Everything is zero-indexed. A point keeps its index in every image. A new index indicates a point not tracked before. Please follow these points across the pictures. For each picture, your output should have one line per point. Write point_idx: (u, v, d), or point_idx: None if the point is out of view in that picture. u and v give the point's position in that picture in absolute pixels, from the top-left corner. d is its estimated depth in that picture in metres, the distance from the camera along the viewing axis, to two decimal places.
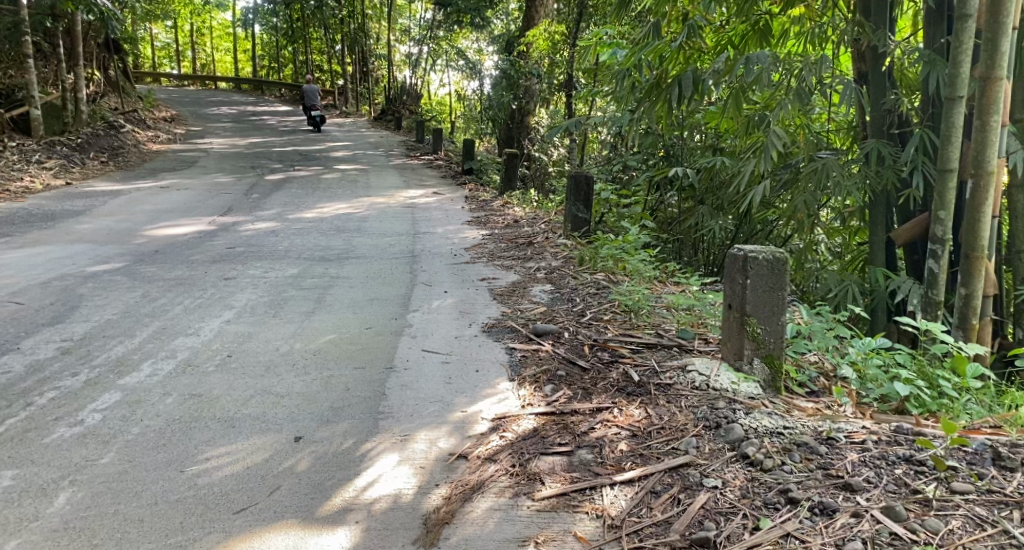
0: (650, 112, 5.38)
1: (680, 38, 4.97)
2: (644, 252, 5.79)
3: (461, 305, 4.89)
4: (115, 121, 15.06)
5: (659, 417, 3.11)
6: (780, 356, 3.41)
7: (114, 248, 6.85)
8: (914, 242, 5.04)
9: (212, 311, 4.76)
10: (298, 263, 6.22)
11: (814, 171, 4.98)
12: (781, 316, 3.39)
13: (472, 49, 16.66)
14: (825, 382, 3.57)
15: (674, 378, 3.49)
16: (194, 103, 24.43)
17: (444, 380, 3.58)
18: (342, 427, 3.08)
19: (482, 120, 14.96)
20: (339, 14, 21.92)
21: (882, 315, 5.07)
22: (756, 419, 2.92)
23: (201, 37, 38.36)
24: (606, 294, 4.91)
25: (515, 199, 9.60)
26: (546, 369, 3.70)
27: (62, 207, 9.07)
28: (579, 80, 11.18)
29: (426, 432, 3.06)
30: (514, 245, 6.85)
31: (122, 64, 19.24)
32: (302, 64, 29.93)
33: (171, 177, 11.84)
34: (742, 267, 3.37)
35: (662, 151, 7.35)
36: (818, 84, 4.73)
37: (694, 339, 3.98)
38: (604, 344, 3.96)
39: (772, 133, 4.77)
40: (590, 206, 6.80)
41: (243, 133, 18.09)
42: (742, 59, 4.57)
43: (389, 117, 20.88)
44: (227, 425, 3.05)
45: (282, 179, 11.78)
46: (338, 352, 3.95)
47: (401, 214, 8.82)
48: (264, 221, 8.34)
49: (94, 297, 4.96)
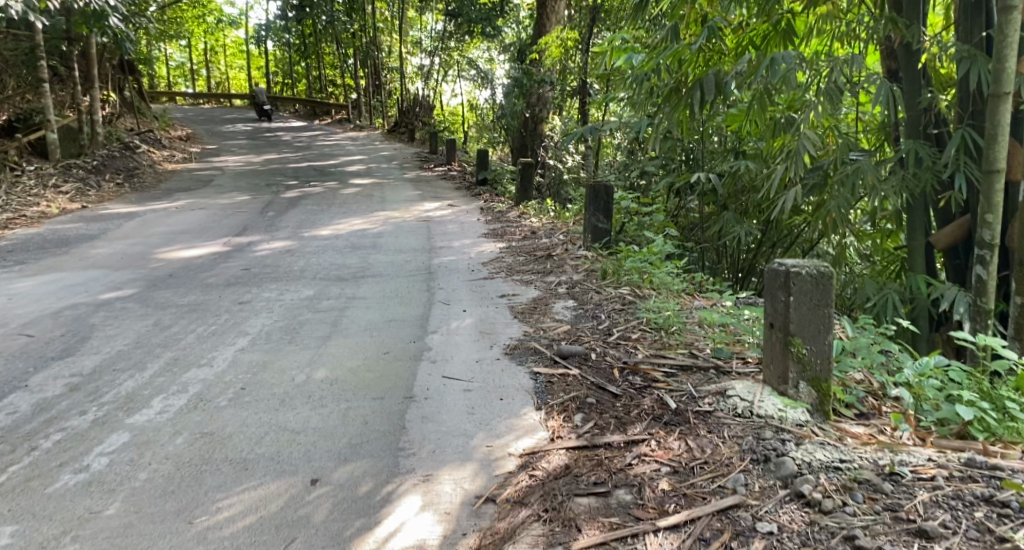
0: (670, 119, 5.16)
1: (700, 40, 4.74)
2: (669, 264, 5.57)
3: (482, 324, 4.69)
4: (129, 142, 15.03)
5: (701, 450, 2.90)
6: (826, 378, 3.18)
7: (127, 273, 6.71)
8: (956, 247, 4.79)
9: (225, 338, 4.58)
10: (313, 284, 6.05)
11: (847, 175, 4.65)
12: (827, 335, 3.16)
13: (482, 58, 16.52)
14: (874, 402, 3.35)
15: (713, 405, 3.26)
16: (209, 121, 24.47)
17: (466, 410, 3.38)
18: (363, 466, 2.89)
19: (495, 128, 14.80)
20: (350, 28, 21.96)
21: (925, 324, 4.80)
22: (809, 451, 2.72)
23: (214, 55, 38.67)
24: (632, 310, 4.69)
25: (532, 209, 9.40)
26: (575, 396, 3.48)
27: (77, 231, 8.97)
28: (593, 87, 10.98)
29: (451, 471, 2.86)
30: (533, 258, 6.64)
31: (137, 85, 19.26)
32: (315, 78, 30.03)
33: (185, 197, 11.75)
34: (784, 283, 3.15)
35: (682, 156, 7.12)
36: (848, 84, 4.48)
37: (731, 358, 3.75)
38: (635, 367, 3.73)
39: (802, 136, 4.50)
40: (610, 216, 6.56)
41: (259, 150, 18.07)
42: (766, 60, 4.34)
43: (402, 129, 20.81)
44: (240, 467, 2.86)
45: (297, 196, 11.66)
46: (356, 381, 3.76)
47: (417, 228, 8.65)
48: (279, 240, 8.20)
49: (104, 327, 4.81)
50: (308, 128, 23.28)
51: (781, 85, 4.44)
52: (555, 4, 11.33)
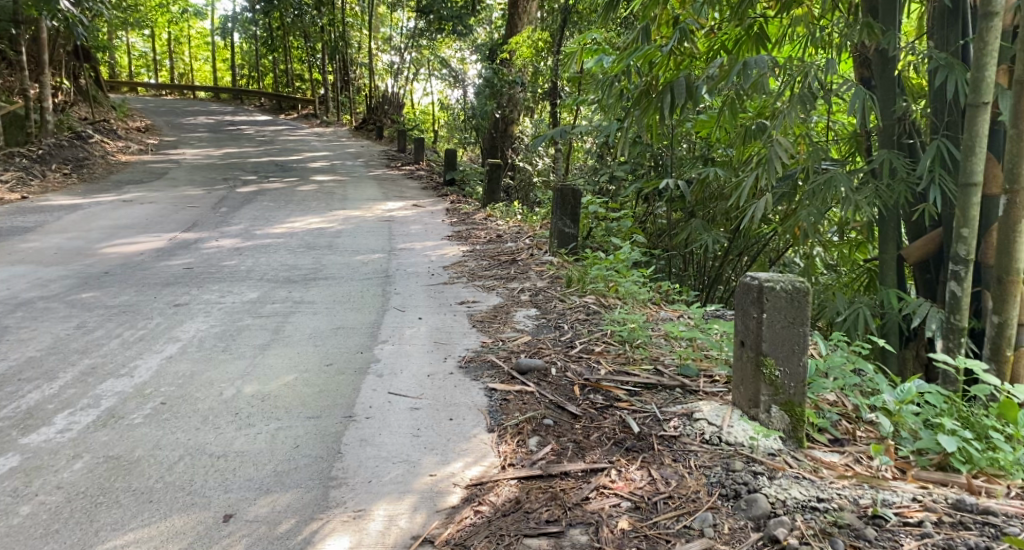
0: (639, 123, 4.90)
1: (671, 42, 4.48)
2: (636, 273, 5.30)
3: (436, 334, 4.37)
4: (81, 131, 14.40)
5: (666, 482, 2.63)
6: (800, 402, 2.94)
7: (59, 270, 6.29)
8: (926, 261, 4.59)
9: (152, 345, 4.22)
10: (259, 286, 5.67)
11: (820, 184, 4.41)
12: (801, 356, 2.93)
13: (452, 57, 16.14)
14: (848, 428, 3.11)
15: (678, 430, 2.99)
16: (169, 112, 23.74)
17: (411, 432, 3.05)
18: (284, 499, 2.56)
19: (465, 128, 14.46)
20: (320, 22, 21.51)
21: (896, 339, 4.57)
22: (783, 487, 2.47)
23: (179, 45, 37.85)
24: (597, 321, 4.42)
25: (499, 210, 9.08)
26: (531, 417, 3.17)
27: (13, 223, 8.48)
28: (564, 89, 10.73)
29: (388, 505, 2.55)
30: (496, 262, 6.34)
31: (93, 73, 18.58)
32: (283, 73, 29.39)
33: (135, 189, 11.24)
34: (757, 298, 2.90)
35: (651, 161, 6.88)
36: (822, 90, 4.23)
37: (698, 376, 3.48)
38: (597, 385, 3.44)
39: (773, 143, 4.25)
40: (577, 220, 6.27)
41: (219, 143, 17.51)
42: (739, 64, 4.08)
43: (370, 126, 20.41)
44: (143, 499, 2.53)
45: (254, 191, 11.23)
46: (291, 397, 3.42)
47: (378, 228, 8.28)
48: (229, 237, 7.79)
49: (19, 332, 4.43)
50: (273, 123, 22.66)
51: (752, 91, 4.19)
52: (527, 4, 11.04)
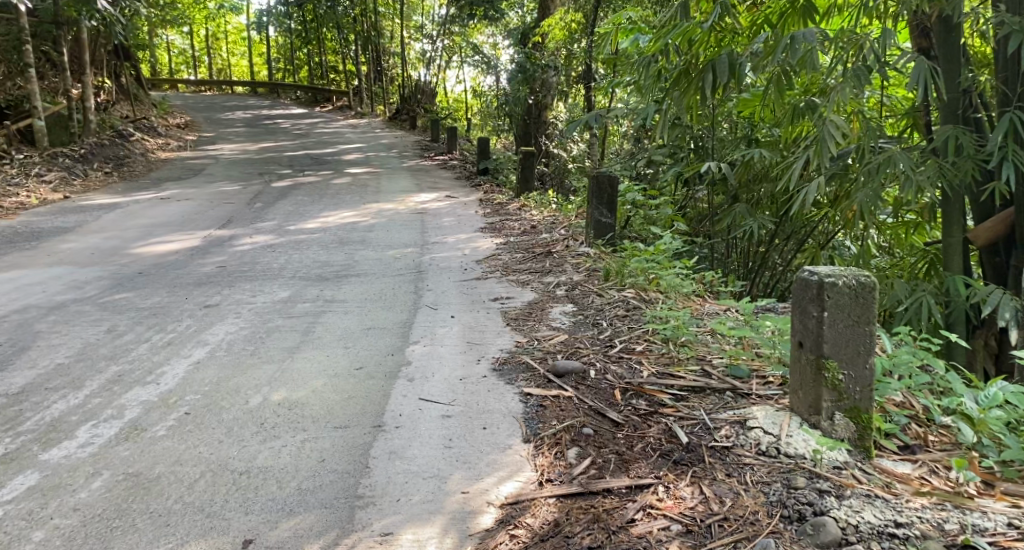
0: (678, 105, 4.61)
1: (712, 17, 4.16)
2: (678, 264, 5.04)
3: (469, 333, 4.18)
4: (122, 130, 14.55)
5: (720, 501, 2.42)
6: (867, 408, 2.68)
7: (95, 271, 6.26)
8: (995, 245, 4.24)
9: (180, 350, 4.11)
10: (290, 284, 5.55)
11: (878, 163, 4.05)
12: (866, 358, 2.67)
13: (485, 44, 15.92)
14: (919, 432, 2.83)
15: (732, 440, 2.75)
16: (208, 108, 23.93)
17: (443, 443, 2.87)
18: (308, 522, 2.40)
19: (499, 115, 14.24)
20: (352, 13, 21.44)
21: (964, 329, 4.21)
22: (854, 510, 2.29)
23: (216, 41, 38.24)
24: (638, 317, 4.17)
25: (533, 200, 8.86)
26: (570, 425, 2.96)
27: (53, 223, 8.52)
28: (599, 71, 10.43)
29: (419, 528, 2.38)
30: (531, 255, 6.11)
31: (133, 71, 18.77)
32: (317, 65, 29.44)
33: (173, 186, 11.27)
34: (817, 295, 2.65)
35: (691, 143, 6.59)
36: (879, 64, 3.87)
37: (750, 378, 3.23)
38: (640, 389, 3.21)
39: (826, 122, 3.93)
40: (614, 209, 6.02)
41: (256, 138, 17.57)
42: (786, 38, 3.74)
43: (404, 116, 20.27)
44: (161, 523, 2.39)
45: (289, 186, 11.17)
46: (319, 405, 3.25)
47: (411, 221, 8.12)
48: (263, 234, 7.71)
49: (49, 337, 4.36)
50: (309, 116, 22.68)
51: (801, 67, 3.85)
52: None
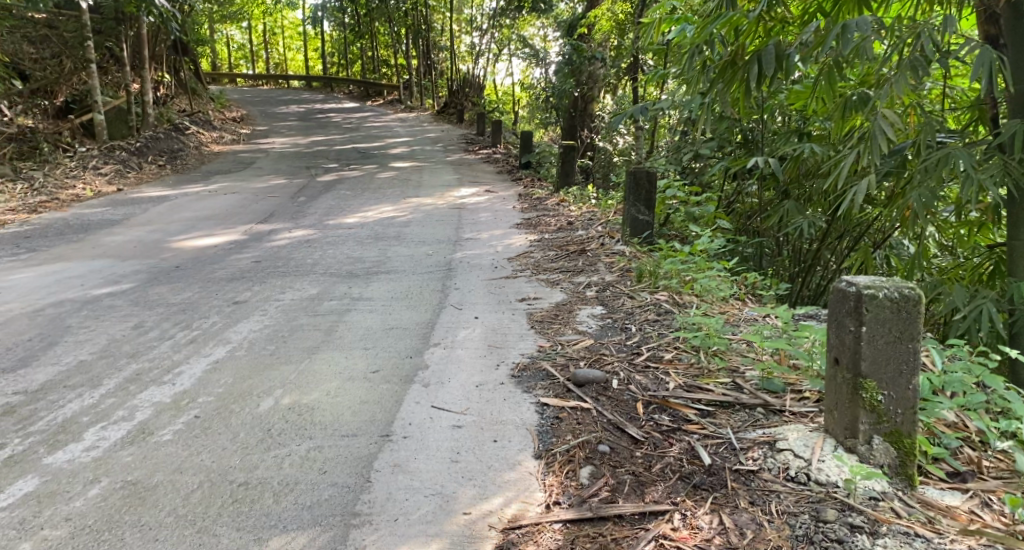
0: (724, 97, 4.34)
1: (760, 3, 3.88)
2: (717, 266, 4.80)
3: (493, 336, 4.02)
4: (178, 123, 14.80)
5: (740, 533, 2.28)
6: (909, 432, 2.45)
7: (135, 264, 6.30)
8: None
9: (201, 348, 4.06)
10: (319, 281, 5.49)
11: (934, 162, 3.74)
12: (909, 377, 2.44)
13: (534, 36, 15.70)
14: (972, 458, 2.56)
15: (759, 463, 2.55)
16: (262, 102, 24.22)
17: (451, 456, 2.74)
18: (300, 541, 2.33)
19: (545, 109, 14.03)
20: (403, 6, 21.44)
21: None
22: None
23: (274, 36, 38.89)
24: (669, 322, 3.97)
25: (572, 196, 8.67)
26: (586, 441, 2.79)
27: (103, 216, 8.67)
28: (646, 63, 10.11)
29: None
30: (565, 253, 5.93)
31: (191, 66, 19.11)
32: (369, 59, 29.62)
33: (221, 180, 11.41)
34: (856, 308, 2.41)
35: (739, 136, 6.29)
36: (938, 55, 3.56)
37: (784, 393, 3.01)
38: (665, 403, 3.02)
39: (878, 117, 3.65)
40: (652, 207, 5.79)
41: (307, 131, 17.74)
42: (837, 27, 3.46)
43: (451, 109, 20.21)
44: (149, 538, 2.34)
45: (334, 179, 11.20)
46: (330, 410, 3.15)
47: (447, 217, 8.02)
48: (301, 228, 7.69)
49: (78, 332, 4.38)
50: (359, 109, 22.81)
51: (853, 58, 3.58)
52: None
